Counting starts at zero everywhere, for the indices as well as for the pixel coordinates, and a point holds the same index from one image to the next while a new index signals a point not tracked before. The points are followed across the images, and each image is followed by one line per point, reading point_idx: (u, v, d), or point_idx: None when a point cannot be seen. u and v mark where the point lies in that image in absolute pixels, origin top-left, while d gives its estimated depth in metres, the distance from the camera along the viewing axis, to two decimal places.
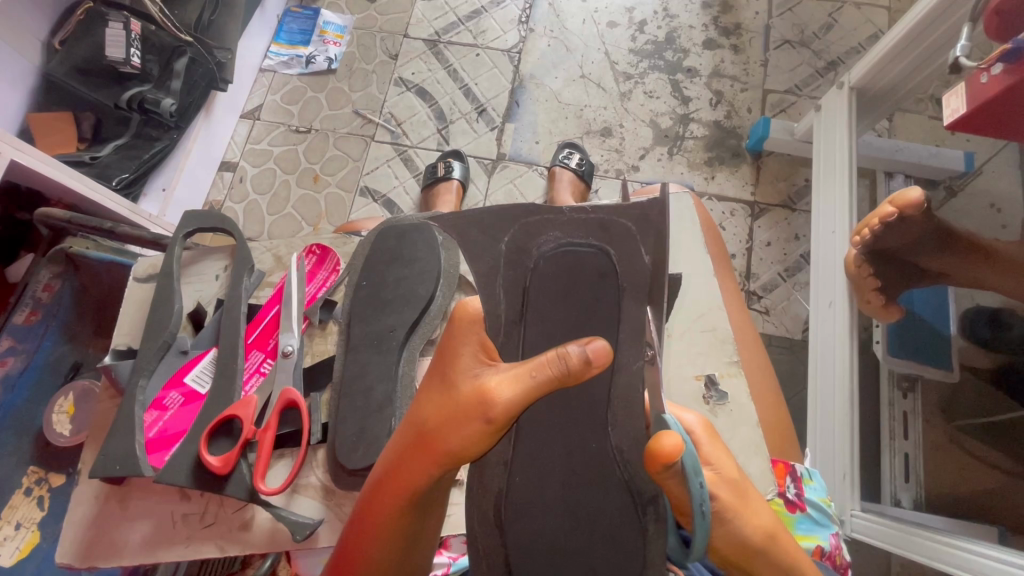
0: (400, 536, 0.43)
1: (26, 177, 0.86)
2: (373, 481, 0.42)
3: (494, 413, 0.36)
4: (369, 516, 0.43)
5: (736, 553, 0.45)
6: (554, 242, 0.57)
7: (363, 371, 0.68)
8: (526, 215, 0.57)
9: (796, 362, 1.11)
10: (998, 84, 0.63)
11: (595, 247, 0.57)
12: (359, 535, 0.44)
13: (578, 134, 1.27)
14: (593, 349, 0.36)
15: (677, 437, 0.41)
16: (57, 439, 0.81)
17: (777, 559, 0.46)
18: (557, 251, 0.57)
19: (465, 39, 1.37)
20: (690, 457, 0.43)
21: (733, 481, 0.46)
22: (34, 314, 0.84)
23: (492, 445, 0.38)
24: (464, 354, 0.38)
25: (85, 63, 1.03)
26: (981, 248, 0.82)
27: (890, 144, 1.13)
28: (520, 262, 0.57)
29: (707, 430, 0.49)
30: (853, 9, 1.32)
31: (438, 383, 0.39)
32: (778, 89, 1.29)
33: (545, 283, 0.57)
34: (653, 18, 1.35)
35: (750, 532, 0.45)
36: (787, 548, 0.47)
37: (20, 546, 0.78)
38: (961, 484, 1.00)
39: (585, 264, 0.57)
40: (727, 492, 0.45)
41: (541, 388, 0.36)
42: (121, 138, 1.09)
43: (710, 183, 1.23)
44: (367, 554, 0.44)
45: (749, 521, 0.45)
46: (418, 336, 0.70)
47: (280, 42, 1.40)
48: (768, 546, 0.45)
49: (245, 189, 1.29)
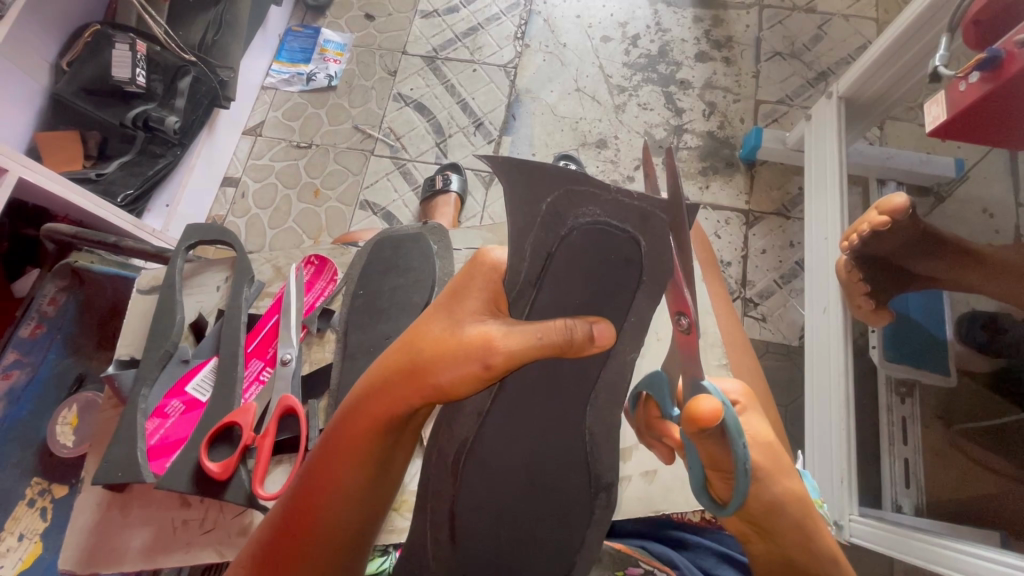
0: (372, 460, 0.45)
1: (33, 194, 0.89)
2: (356, 398, 0.43)
3: (494, 360, 0.36)
4: (348, 438, 0.44)
5: (763, 512, 0.42)
6: (588, 216, 0.40)
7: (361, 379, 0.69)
8: (568, 174, 0.38)
9: (792, 367, 1.12)
10: (976, 91, 0.65)
11: (632, 241, 0.40)
12: (335, 463, 0.45)
13: (574, 146, 1.29)
14: (599, 330, 0.39)
15: (716, 401, 0.38)
16: (61, 450, 0.82)
17: (803, 522, 0.43)
18: (593, 229, 0.40)
19: (462, 55, 1.40)
20: (733, 417, 0.40)
21: (766, 442, 0.43)
22: (39, 327, 0.86)
23: (479, 388, 0.39)
24: (474, 297, 0.41)
25: (93, 84, 1.07)
26: (973, 254, 0.83)
27: (882, 151, 1.14)
28: (541, 234, 0.41)
29: (748, 397, 0.46)
30: (841, 21, 1.35)
31: (444, 311, 0.40)
32: (770, 99, 1.31)
33: (567, 269, 0.43)
34: (646, 32, 1.38)
35: (778, 493, 0.42)
36: (813, 513, 0.44)
37: (22, 557, 0.77)
38: (962, 488, 0.99)
39: (613, 251, 0.41)
40: (761, 454, 0.43)
41: (544, 352, 0.37)
42: (126, 155, 1.11)
43: (705, 193, 1.25)
44: (338, 478, 0.45)
45: (778, 482, 0.42)
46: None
47: (281, 60, 1.43)
48: (796, 509, 0.43)
49: (247, 204, 1.31)
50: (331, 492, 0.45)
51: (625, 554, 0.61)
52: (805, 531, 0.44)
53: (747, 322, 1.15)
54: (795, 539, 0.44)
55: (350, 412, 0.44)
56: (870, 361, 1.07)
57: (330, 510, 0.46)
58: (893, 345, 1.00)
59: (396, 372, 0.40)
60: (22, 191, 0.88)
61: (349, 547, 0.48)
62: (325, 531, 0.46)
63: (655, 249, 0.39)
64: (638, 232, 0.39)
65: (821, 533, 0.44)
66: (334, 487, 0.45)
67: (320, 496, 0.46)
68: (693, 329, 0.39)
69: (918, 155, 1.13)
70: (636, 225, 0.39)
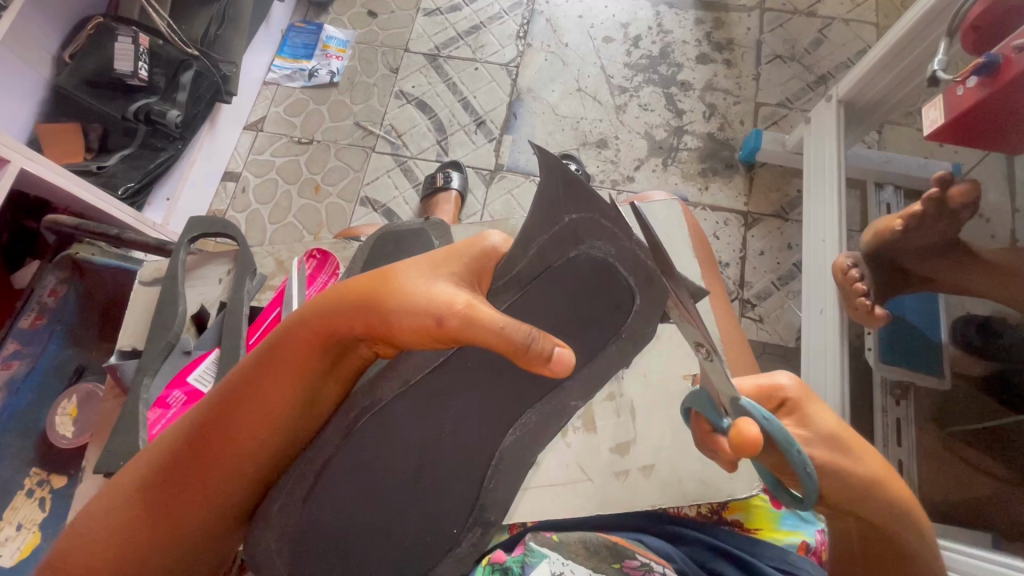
0: (301, 398, 0.43)
1: (35, 185, 0.89)
2: (306, 314, 0.41)
3: (448, 322, 0.35)
4: (280, 365, 0.42)
5: (849, 499, 0.45)
6: (591, 247, 0.43)
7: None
8: (592, 204, 0.40)
9: (789, 368, 1.12)
10: (973, 95, 0.66)
11: (625, 279, 0.45)
12: (257, 390, 0.43)
13: (575, 145, 1.30)
14: (559, 354, 0.36)
15: (755, 427, 0.39)
16: (60, 441, 0.82)
17: (889, 501, 0.45)
18: (594, 260, 0.44)
19: (464, 54, 1.40)
20: (780, 428, 0.41)
21: (830, 434, 0.45)
22: (40, 319, 0.85)
23: (423, 344, 0.38)
24: (456, 261, 0.40)
25: (94, 76, 1.07)
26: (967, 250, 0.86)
27: (879, 155, 1.16)
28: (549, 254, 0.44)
29: (802, 389, 0.48)
30: (842, 25, 1.36)
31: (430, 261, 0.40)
32: (770, 102, 1.32)
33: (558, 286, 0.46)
34: (648, 33, 1.39)
35: (858, 479, 0.44)
36: (894, 488, 0.46)
37: (20, 546, 0.77)
38: (955, 490, 1.00)
39: (604, 289, 0.46)
40: (823, 445, 0.44)
41: (492, 347, 0.35)
42: (127, 149, 1.11)
43: (704, 193, 1.25)
44: (254, 405, 0.43)
45: (856, 468, 0.44)
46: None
47: (283, 56, 1.43)
48: (877, 492, 0.45)
49: (248, 198, 1.31)
50: (243, 419, 0.43)
51: (622, 547, 0.57)
52: (882, 509, 0.46)
53: (745, 322, 1.16)
54: (882, 515, 0.46)
55: (293, 341, 0.41)
56: (866, 362, 1.08)
57: (241, 440, 0.44)
58: (888, 347, 1.01)
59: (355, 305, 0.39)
60: (24, 183, 0.88)
61: (238, 485, 0.46)
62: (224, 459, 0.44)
63: (648, 299, 0.45)
64: (633, 272, 0.44)
65: (906, 500, 0.47)
66: (248, 416, 0.43)
67: (231, 420, 0.43)
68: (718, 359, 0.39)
69: (915, 159, 1.15)
70: (633, 269, 0.43)
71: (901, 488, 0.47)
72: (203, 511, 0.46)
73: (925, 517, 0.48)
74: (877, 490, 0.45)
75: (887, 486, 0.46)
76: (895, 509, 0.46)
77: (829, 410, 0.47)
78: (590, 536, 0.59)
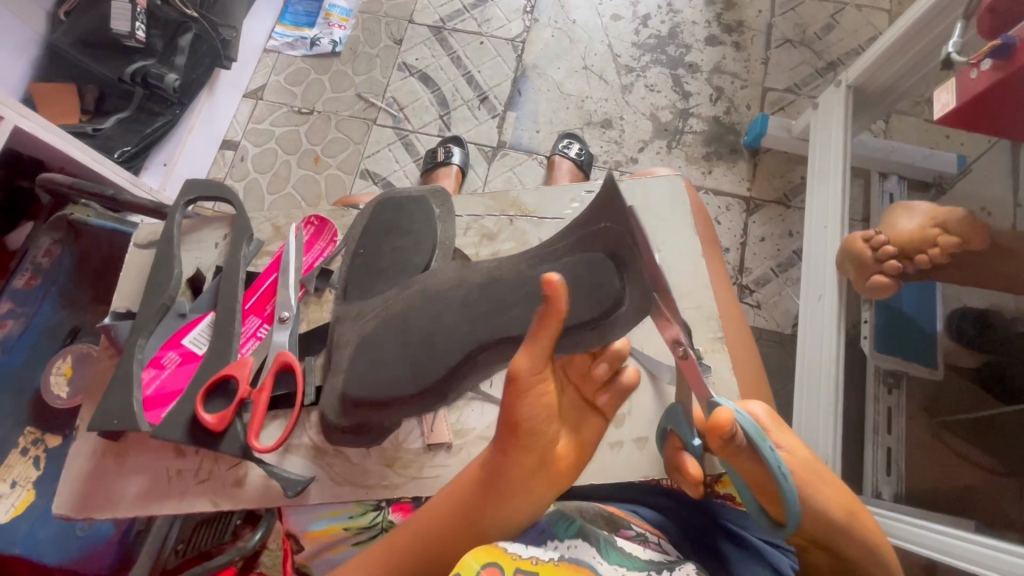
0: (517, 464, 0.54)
1: (29, 145, 0.88)
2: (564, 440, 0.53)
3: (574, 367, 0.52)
4: (533, 439, 0.48)
5: (817, 526, 0.49)
6: (609, 251, 0.51)
7: (354, 322, 0.68)
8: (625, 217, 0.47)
9: (784, 354, 1.13)
10: (987, 79, 0.65)
11: (624, 288, 0.50)
12: (535, 465, 0.50)
13: (578, 125, 1.28)
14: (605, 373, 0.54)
15: (730, 411, 0.44)
16: (55, 401, 0.82)
17: (856, 534, 0.50)
18: (600, 257, 0.51)
19: (469, 27, 1.38)
20: (753, 426, 0.45)
21: (803, 456, 0.48)
22: (34, 279, 0.86)
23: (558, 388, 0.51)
24: (547, 340, 0.45)
25: (90, 35, 1.06)
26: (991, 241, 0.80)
27: (885, 144, 1.15)
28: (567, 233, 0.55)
29: (771, 418, 0.49)
30: (854, 11, 1.34)
31: (526, 354, 0.46)
32: (778, 87, 1.30)
33: (557, 276, 0.54)
34: (657, 13, 1.36)
35: (829, 506, 0.48)
36: (862, 522, 0.50)
37: (15, 503, 0.78)
38: (942, 479, 1.01)
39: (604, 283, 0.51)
40: (799, 467, 0.48)
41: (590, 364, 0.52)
42: (124, 112, 1.10)
43: (708, 178, 1.24)
44: (504, 475, 0.50)
45: (828, 497, 0.48)
46: (402, 304, 0.65)
47: (285, 23, 1.41)
48: (846, 521, 0.49)
49: (246, 167, 1.29)
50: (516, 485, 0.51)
51: (617, 517, 0.61)
52: (815, 507, 0.48)
53: (742, 308, 1.16)
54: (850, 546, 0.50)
55: (513, 426, 0.48)
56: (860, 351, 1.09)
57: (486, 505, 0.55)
58: (886, 335, 1.01)
59: (521, 389, 0.46)
60: (18, 141, 0.86)
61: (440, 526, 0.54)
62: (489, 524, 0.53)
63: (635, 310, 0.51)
64: (633, 283, 0.50)
65: (873, 537, 0.51)
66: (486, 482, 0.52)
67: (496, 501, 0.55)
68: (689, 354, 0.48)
69: (921, 149, 1.14)
70: (638, 283, 0.49)
71: (834, 493, 0.49)
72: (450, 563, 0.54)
73: (859, 523, 0.50)
74: (808, 488, 0.47)
75: (817, 485, 0.48)
76: (829, 507, 0.48)
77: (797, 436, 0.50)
78: (588, 505, 0.63)
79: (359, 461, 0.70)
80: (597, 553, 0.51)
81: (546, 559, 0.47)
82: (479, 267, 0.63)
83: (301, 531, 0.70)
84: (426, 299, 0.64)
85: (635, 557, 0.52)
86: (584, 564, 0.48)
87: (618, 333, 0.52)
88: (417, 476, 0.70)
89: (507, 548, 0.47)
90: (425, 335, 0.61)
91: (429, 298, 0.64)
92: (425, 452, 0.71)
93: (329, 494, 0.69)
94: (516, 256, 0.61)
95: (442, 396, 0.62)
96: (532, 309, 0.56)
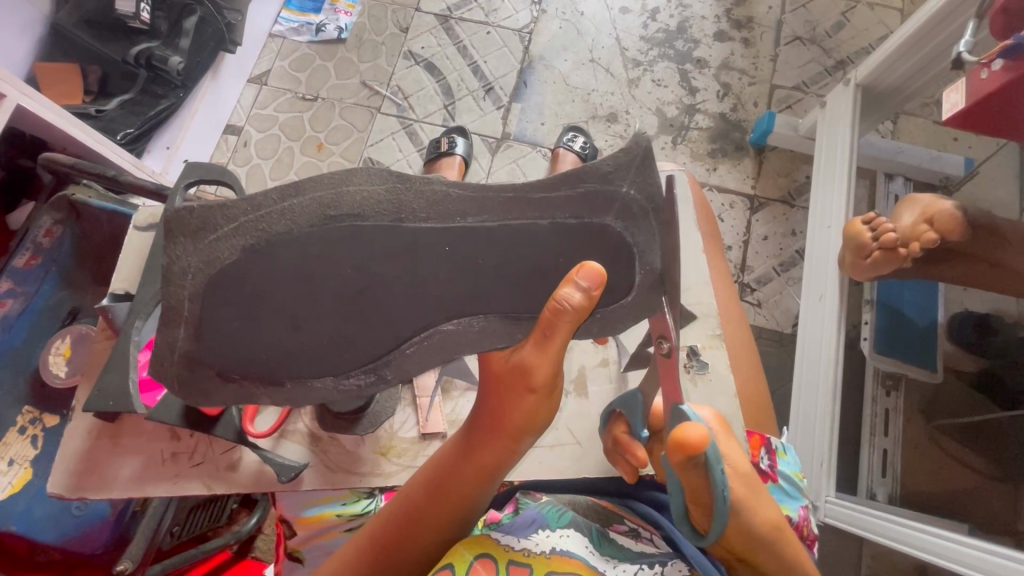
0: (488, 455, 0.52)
1: (30, 125, 0.88)
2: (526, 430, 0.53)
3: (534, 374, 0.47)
4: (518, 419, 0.50)
5: (743, 544, 0.45)
6: (626, 232, 0.49)
7: (218, 260, 0.45)
8: (651, 193, 0.49)
9: (783, 354, 1.13)
10: (996, 80, 0.64)
11: (634, 273, 0.50)
12: (514, 441, 0.52)
13: (584, 118, 1.27)
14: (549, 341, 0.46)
15: (701, 429, 0.41)
16: (53, 380, 0.83)
17: (782, 553, 0.46)
18: (616, 241, 0.49)
19: (476, 16, 1.37)
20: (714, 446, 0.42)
21: (745, 473, 0.45)
22: (34, 259, 0.84)
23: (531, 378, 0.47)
24: (567, 327, 0.44)
25: (95, 16, 1.05)
26: (994, 228, 0.81)
27: (892, 144, 1.14)
28: (562, 186, 0.48)
29: (720, 425, 0.48)
30: (866, 9, 1.33)
31: (534, 341, 0.46)
32: (786, 85, 1.29)
33: (548, 242, 0.48)
34: (666, 7, 1.35)
35: (757, 523, 0.45)
36: (790, 542, 0.47)
37: (12, 481, 0.78)
38: (937, 482, 1.01)
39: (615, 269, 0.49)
40: (740, 484, 0.45)
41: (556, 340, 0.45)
42: (127, 93, 1.09)
43: (712, 174, 1.23)
44: (487, 450, 0.52)
45: (759, 514, 0.45)
46: (310, 243, 0.46)
47: (291, 8, 1.40)
48: (774, 538, 0.46)
49: (249, 152, 1.28)
50: (497, 460, 0.52)
51: (610, 513, 0.60)
52: (750, 527, 0.45)
53: (743, 306, 1.15)
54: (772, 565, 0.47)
55: (498, 399, 0.50)
56: (860, 353, 1.08)
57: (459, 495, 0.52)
58: (886, 338, 1.00)
59: (510, 367, 0.47)
60: (18, 120, 0.86)
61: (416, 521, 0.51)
62: (469, 499, 0.52)
63: (644, 297, 0.50)
64: (646, 272, 0.50)
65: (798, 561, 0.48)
66: (463, 453, 0.53)
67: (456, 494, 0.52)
68: (673, 353, 0.45)
69: (928, 151, 1.13)
70: (647, 269, 0.50)
71: (774, 514, 0.46)
72: (429, 547, 0.50)
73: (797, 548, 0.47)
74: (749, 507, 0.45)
75: (759, 505, 0.45)
76: (765, 530, 0.45)
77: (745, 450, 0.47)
78: (581, 499, 0.63)
79: (354, 447, 0.70)
80: (590, 544, 0.52)
81: (539, 551, 0.50)
82: (431, 196, 0.47)
83: (294, 516, 0.73)
84: (352, 235, 0.46)
85: (627, 549, 0.52)
86: (576, 555, 0.50)
87: (619, 323, 0.51)
88: (411, 465, 0.71)
89: (500, 538, 0.52)
90: (356, 289, 0.47)
91: (359, 239, 0.46)
92: (420, 441, 0.71)
93: (324, 480, 0.69)
94: (490, 195, 0.47)
95: (386, 378, 0.49)
96: (513, 284, 0.48)
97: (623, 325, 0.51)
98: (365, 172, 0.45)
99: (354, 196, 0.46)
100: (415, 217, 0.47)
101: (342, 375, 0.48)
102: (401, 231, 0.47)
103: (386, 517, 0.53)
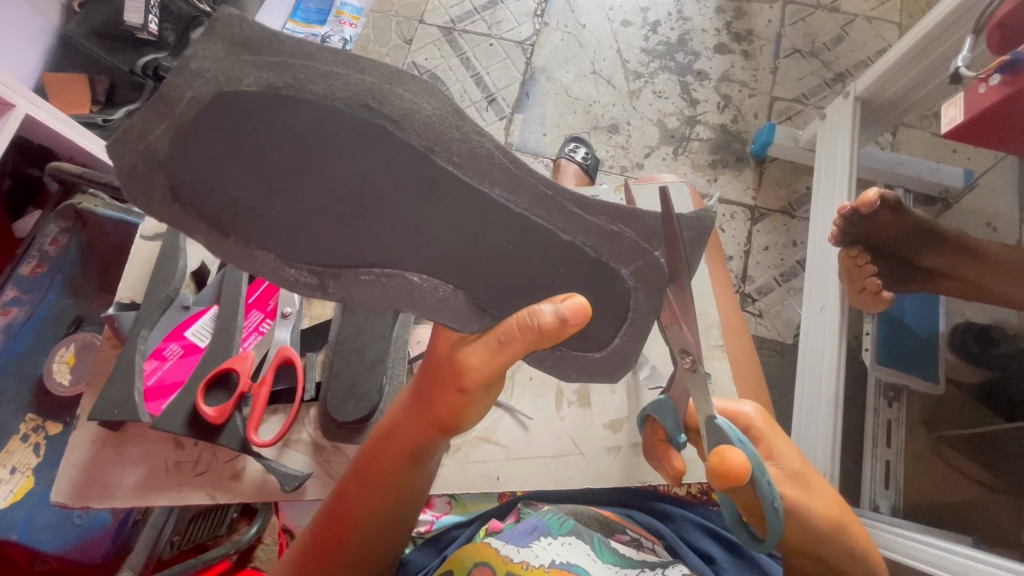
0: (411, 443, 0.52)
1: (38, 135, 0.89)
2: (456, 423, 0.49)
3: (466, 380, 0.44)
4: (444, 410, 0.47)
5: (805, 542, 0.48)
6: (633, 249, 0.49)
7: None
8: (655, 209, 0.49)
9: (785, 364, 1.13)
10: (996, 94, 0.65)
11: (638, 324, 0.52)
12: (436, 429, 0.50)
13: (585, 129, 1.28)
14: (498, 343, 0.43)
15: (741, 454, 0.40)
16: (56, 389, 0.83)
17: (847, 547, 0.48)
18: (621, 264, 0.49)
19: (479, 29, 1.38)
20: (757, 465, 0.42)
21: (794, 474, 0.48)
22: (40, 267, 0.86)
23: (469, 376, 0.43)
24: (526, 343, 0.42)
25: (104, 28, 1.08)
26: (971, 250, 0.86)
27: (892, 156, 1.15)
28: (577, 206, 0.47)
29: (765, 420, 0.50)
30: (864, 23, 1.34)
31: (485, 342, 0.43)
32: (786, 97, 1.30)
33: (558, 258, 0.48)
34: (667, 19, 1.36)
35: (819, 523, 0.47)
36: (854, 536, 0.49)
37: (14, 490, 0.78)
38: (941, 494, 1.00)
39: (614, 290, 0.50)
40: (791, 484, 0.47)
41: (510, 349, 0.42)
42: (133, 103, 1.09)
43: (713, 186, 1.24)
44: (409, 434, 0.51)
45: (819, 512, 0.47)
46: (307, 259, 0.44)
47: (296, 19, 1.41)
48: (837, 534, 0.48)
49: None
50: (416, 441, 0.52)
51: (613, 521, 0.60)
52: (808, 527, 0.47)
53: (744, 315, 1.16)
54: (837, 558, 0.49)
55: (431, 386, 0.48)
56: (861, 363, 1.08)
57: (390, 478, 0.54)
58: (887, 349, 1.00)
59: (446, 358, 0.45)
60: (26, 130, 0.87)
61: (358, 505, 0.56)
62: (402, 480, 0.55)
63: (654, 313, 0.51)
64: (647, 324, 0.52)
65: (863, 549, 0.50)
66: (388, 437, 0.54)
67: (382, 473, 0.54)
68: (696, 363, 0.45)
69: (928, 163, 1.14)
70: (648, 285, 0.51)
71: (830, 509, 0.48)
72: (376, 522, 0.56)
73: (855, 534, 0.49)
74: (801, 507, 0.46)
75: (814, 503, 0.47)
76: (825, 528, 0.47)
77: (794, 449, 0.49)
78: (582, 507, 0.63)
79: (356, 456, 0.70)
80: (591, 552, 0.52)
81: (539, 565, 0.50)
82: (474, 144, 0.43)
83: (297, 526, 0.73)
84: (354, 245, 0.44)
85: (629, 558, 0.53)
86: (578, 569, 0.50)
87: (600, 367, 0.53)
88: None
89: (501, 547, 0.52)
90: None
91: None
92: None
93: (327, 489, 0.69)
94: (529, 180, 0.45)
95: (327, 289, 0.44)
96: (517, 298, 0.48)
97: (608, 371, 0.54)
98: (426, 85, 0.42)
99: (400, 100, 0.42)
100: (447, 154, 0.43)
101: (285, 262, 0.43)
102: (427, 160, 0.43)
103: (337, 502, 0.57)
